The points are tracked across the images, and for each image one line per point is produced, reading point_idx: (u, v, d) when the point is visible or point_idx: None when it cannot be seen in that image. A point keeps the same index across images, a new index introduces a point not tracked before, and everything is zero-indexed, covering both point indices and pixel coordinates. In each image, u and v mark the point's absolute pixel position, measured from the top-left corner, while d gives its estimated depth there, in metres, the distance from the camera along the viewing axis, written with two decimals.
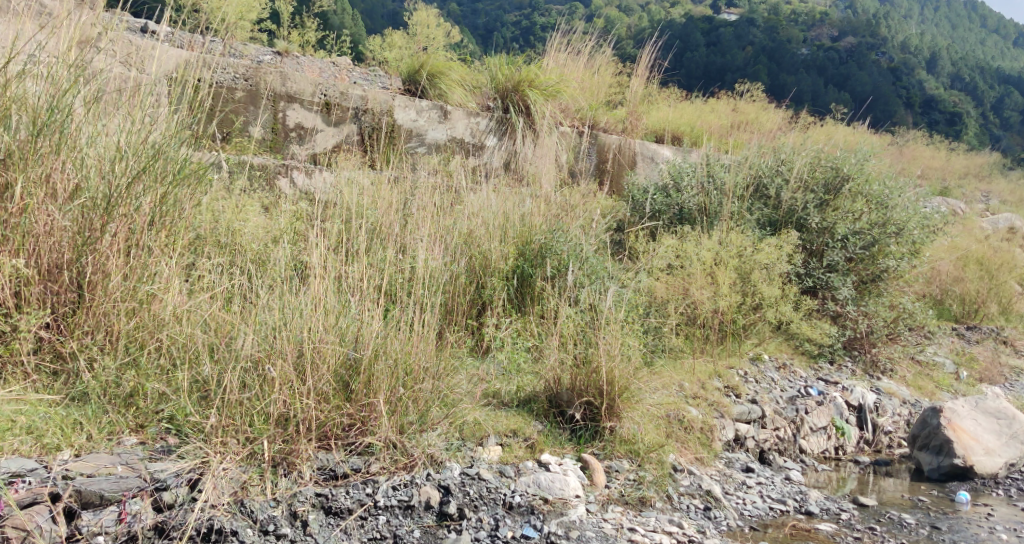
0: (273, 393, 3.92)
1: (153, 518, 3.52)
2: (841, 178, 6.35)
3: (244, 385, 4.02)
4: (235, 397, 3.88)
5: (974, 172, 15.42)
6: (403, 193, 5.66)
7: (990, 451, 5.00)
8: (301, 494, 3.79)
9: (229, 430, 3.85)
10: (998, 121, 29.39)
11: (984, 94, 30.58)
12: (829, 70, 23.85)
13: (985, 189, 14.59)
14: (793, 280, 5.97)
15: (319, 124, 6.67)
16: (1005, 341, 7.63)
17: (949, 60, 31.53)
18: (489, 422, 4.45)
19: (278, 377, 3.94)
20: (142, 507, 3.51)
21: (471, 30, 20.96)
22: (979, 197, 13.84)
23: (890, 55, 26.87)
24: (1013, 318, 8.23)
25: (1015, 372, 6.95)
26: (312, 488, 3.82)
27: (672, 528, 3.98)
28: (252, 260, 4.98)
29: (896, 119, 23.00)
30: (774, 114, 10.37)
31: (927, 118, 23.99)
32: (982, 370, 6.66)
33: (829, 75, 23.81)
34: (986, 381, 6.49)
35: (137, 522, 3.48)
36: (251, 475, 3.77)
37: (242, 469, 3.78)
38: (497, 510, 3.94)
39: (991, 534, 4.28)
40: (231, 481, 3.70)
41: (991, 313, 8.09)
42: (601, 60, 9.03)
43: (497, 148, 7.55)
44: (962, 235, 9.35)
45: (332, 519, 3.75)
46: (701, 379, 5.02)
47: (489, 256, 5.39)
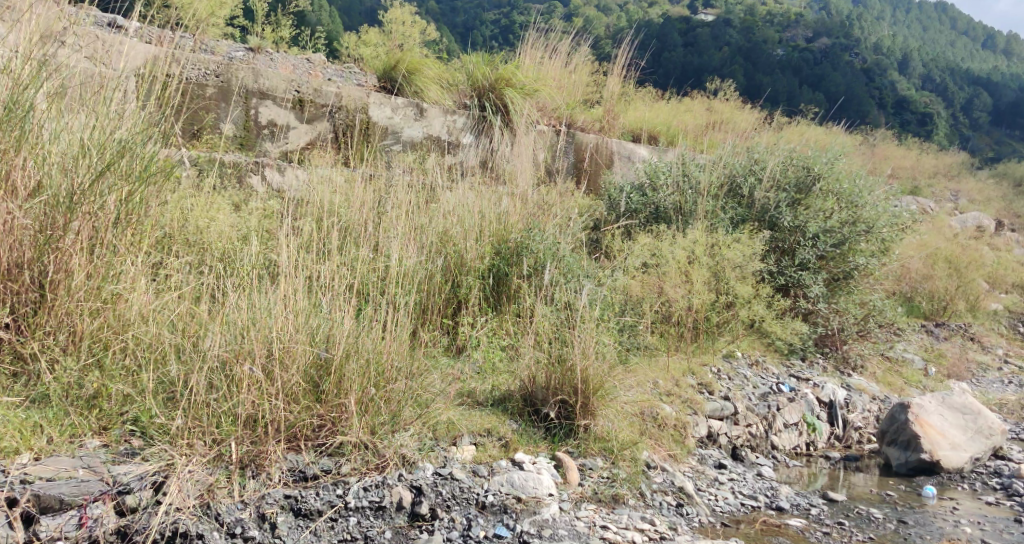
0: (241, 393, 3.87)
1: (115, 522, 3.48)
2: (812, 177, 6.45)
3: (212, 385, 3.96)
4: (202, 398, 3.82)
5: (944, 171, 15.61)
6: (378, 191, 5.60)
7: (956, 446, 5.10)
8: (269, 496, 3.75)
9: (196, 432, 3.80)
10: (965, 122, 30.00)
11: (954, 95, 31.14)
12: (804, 70, 24.47)
13: (953, 188, 14.80)
14: (766, 278, 6.04)
15: (292, 121, 6.62)
16: (972, 338, 7.83)
17: (920, 61, 32.06)
18: (463, 421, 4.42)
19: (247, 378, 3.89)
20: (104, 512, 3.47)
21: (448, 28, 20.87)
22: (948, 196, 14.12)
23: (859, 57, 27.32)
24: (980, 315, 8.39)
25: (981, 368, 7.15)
26: (281, 489, 3.79)
27: (644, 525, 4.00)
28: (221, 259, 4.91)
29: (865, 120, 23.35)
30: (748, 113, 10.47)
31: (898, 118, 24.35)
32: (949, 367, 6.80)
33: (805, 75, 24.41)
34: (953, 377, 6.65)
35: (98, 527, 3.44)
36: (218, 477, 3.72)
37: (209, 471, 3.73)
38: (469, 510, 3.92)
39: (956, 528, 4.38)
40: (197, 483, 3.64)
41: (960, 310, 8.27)
42: (577, 59, 9.04)
43: (474, 147, 7.52)
44: (933, 233, 9.53)
45: (302, 521, 3.71)
46: (675, 376, 5.04)
47: (465, 255, 5.36)
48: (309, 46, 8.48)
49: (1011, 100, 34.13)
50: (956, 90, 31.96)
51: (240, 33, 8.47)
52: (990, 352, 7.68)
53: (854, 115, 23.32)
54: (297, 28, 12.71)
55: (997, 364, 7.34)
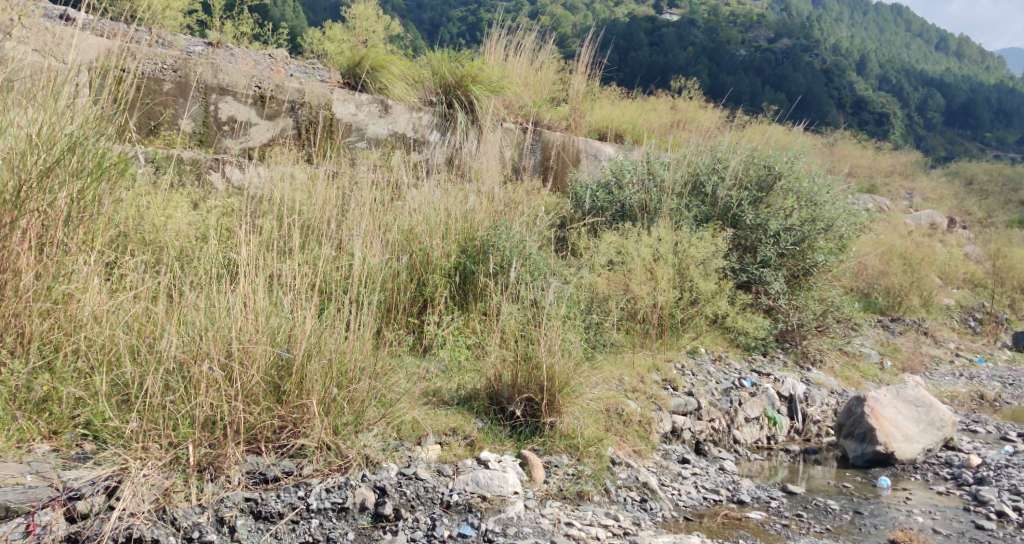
0: (198, 395, 3.81)
1: (65, 529, 3.40)
2: (773, 176, 6.55)
3: (168, 387, 3.90)
4: (157, 401, 3.77)
5: (900, 169, 15.95)
6: (342, 188, 5.54)
7: (910, 438, 5.26)
8: (228, 499, 3.71)
9: (151, 435, 3.73)
10: (919, 122, 30.71)
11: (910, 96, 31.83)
12: (766, 71, 24.85)
13: (909, 185, 15.12)
14: (728, 275, 6.13)
15: (252, 117, 6.53)
16: (926, 333, 8.06)
17: (874, 63, 32.74)
18: (428, 420, 4.40)
19: (205, 379, 3.84)
20: (53, 519, 3.40)
21: (414, 24, 20.61)
22: (904, 194, 14.48)
23: (817, 58, 27.80)
24: (932, 310, 8.65)
25: (933, 361, 7.38)
26: (241, 493, 3.74)
27: (609, 521, 4.02)
28: (179, 258, 4.81)
29: (824, 121, 23.74)
30: (711, 112, 10.59)
31: (855, 118, 24.83)
32: (903, 360, 7.00)
33: (767, 75, 24.79)
34: (907, 370, 6.85)
35: (47, 534, 3.36)
36: (175, 481, 3.66)
37: (165, 475, 3.67)
38: (434, 510, 3.91)
39: (909, 517, 4.51)
40: (153, 488, 3.59)
41: (914, 305, 8.50)
42: (543, 56, 9.04)
43: (440, 144, 7.41)
44: (889, 230, 9.77)
45: (262, 524, 3.68)
46: (640, 372, 5.10)
47: (431, 252, 5.32)
48: (271, 41, 8.32)
49: (961, 100, 35.04)
50: (908, 90, 32.74)
51: (199, 26, 8.27)
52: (942, 345, 7.93)
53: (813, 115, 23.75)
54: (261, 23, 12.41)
55: (948, 357, 7.60)
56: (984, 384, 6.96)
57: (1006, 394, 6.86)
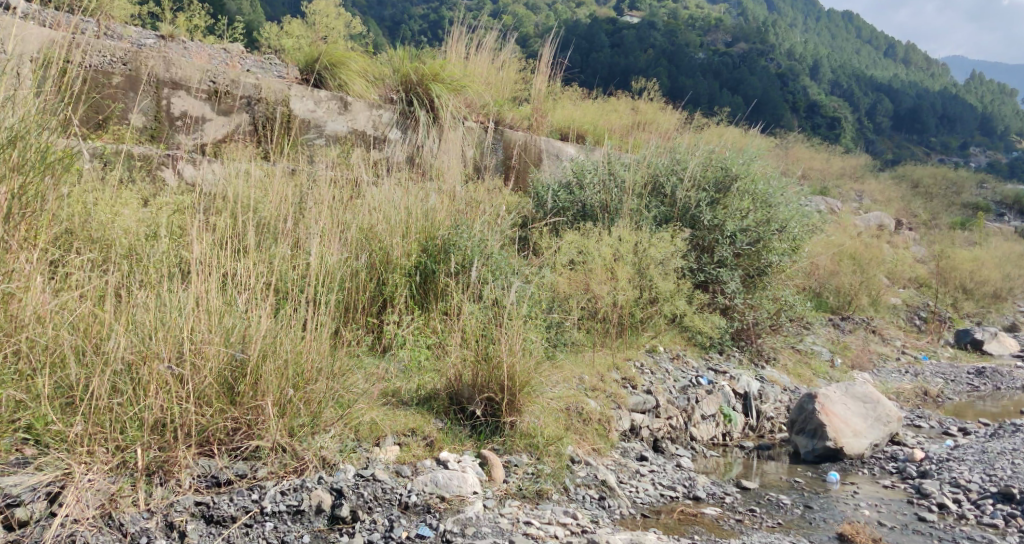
0: (148, 397, 3.74)
1: (3, 536, 3.35)
2: (730, 177, 6.66)
3: (115, 389, 3.81)
4: (104, 403, 3.69)
5: (850, 172, 16.36)
6: (299, 187, 5.46)
7: (858, 433, 5.42)
8: (178, 503, 3.65)
9: (97, 438, 3.66)
10: (869, 126, 31.51)
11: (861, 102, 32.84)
12: (723, 75, 25.45)
13: (859, 188, 15.51)
14: (686, 275, 6.22)
15: (207, 113, 6.39)
16: (874, 331, 8.31)
17: (824, 67, 33.63)
18: (387, 421, 4.37)
19: (154, 381, 3.77)
20: None
21: (375, 20, 20.37)
22: (853, 196, 14.86)
23: (770, 63, 28.38)
24: (881, 309, 8.90)
25: (881, 358, 7.62)
26: (191, 496, 3.68)
27: (567, 519, 4.04)
28: (127, 256, 4.69)
29: (779, 124, 24.20)
30: (671, 114, 10.74)
31: (807, 121, 25.35)
32: (854, 358, 7.17)
33: (724, 79, 25.48)
34: (857, 367, 7.05)
35: None
36: (122, 485, 3.61)
37: (112, 479, 3.61)
38: (392, 511, 3.89)
39: (856, 510, 4.65)
40: (98, 493, 3.53)
41: (863, 304, 8.73)
42: (504, 55, 9.03)
43: (401, 142, 7.36)
44: (840, 231, 10.03)
45: (214, 528, 3.61)
46: (600, 371, 5.14)
47: (390, 251, 5.28)
48: (226, 35, 8.14)
49: (907, 105, 36.08)
50: (856, 95, 33.64)
51: (150, 18, 8.04)
52: (890, 343, 8.17)
53: (768, 118, 24.23)
54: (219, 16, 12.11)
55: (895, 355, 7.84)
56: (928, 381, 7.21)
57: (948, 390, 7.12)
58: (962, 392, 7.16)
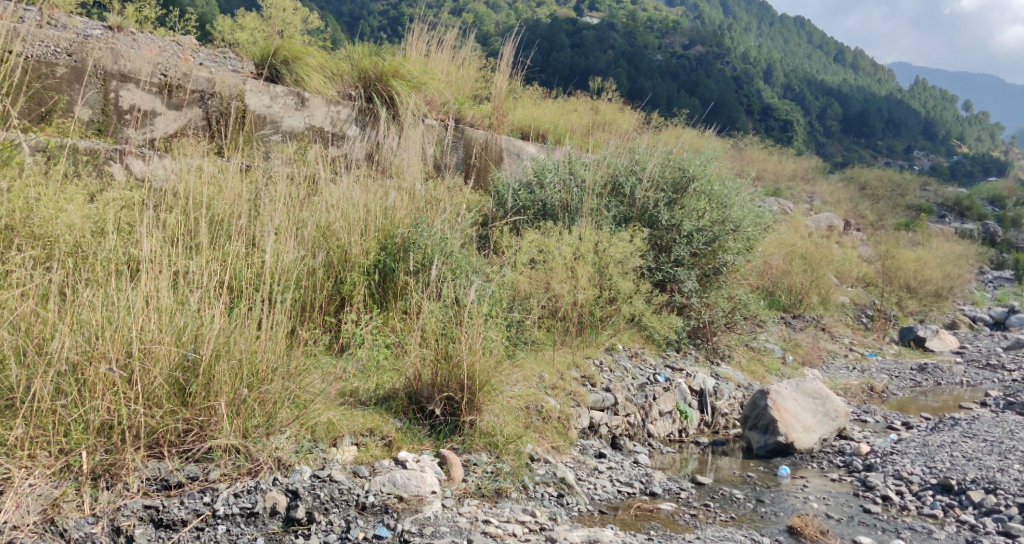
0: (94, 399, 3.66)
1: None
2: (687, 178, 6.77)
3: (59, 390, 3.73)
4: (47, 405, 3.60)
5: (802, 174, 16.70)
6: (255, 184, 5.35)
7: (807, 428, 5.56)
8: (126, 507, 3.58)
9: (39, 442, 3.58)
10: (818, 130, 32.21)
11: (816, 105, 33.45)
12: (681, 77, 25.77)
13: (809, 189, 15.87)
14: (645, 274, 6.29)
15: (158, 107, 6.23)
16: (824, 328, 8.55)
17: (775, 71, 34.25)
18: (344, 421, 4.31)
19: (101, 382, 3.68)
20: None
21: (332, 16, 20.07)
22: (805, 198, 15.20)
23: (726, 65, 28.82)
24: (830, 307, 9.15)
25: (830, 355, 7.84)
26: (140, 500, 3.62)
27: (525, 518, 4.06)
28: (73, 254, 4.54)
29: (733, 126, 24.58)
30: (630, 115, 10.84)
31: (760, 124, 25.77)
32: (803, 355, 7.42)
33: (682, 81, 25.72)
34: (807, 364, 7.25)
35: None
36: (66, 490, 3.53)
37: (55, 484, 3.53)
38: (349, 512, 3.86)
39: (805, 503, 4.77)
40: (40, 498, 3.46)
41: (813, 303, 8.94)
42: (464, 53, 8.98)
43: (359, 139, 7.27)
44: (792, 231, 10.24)
45: (163, 533, 3.58)
46: (559, 370, 5.17)
47: (348, 250, 5.22)
48: (178, 27, 7.92)
49: (856, 109, 36.96)
50: (808, 99, 34.42)
51: (98, 8, 7.78)
52: (838, 341, 8.42)
53: (723, 120, 24.58)
54: (173, 8, 11.77)
55: (843, 351, 8.09)
56: (874, 377, 7.44)
57: (892, 385, 7.36)
58: (905, 387, 7.40)
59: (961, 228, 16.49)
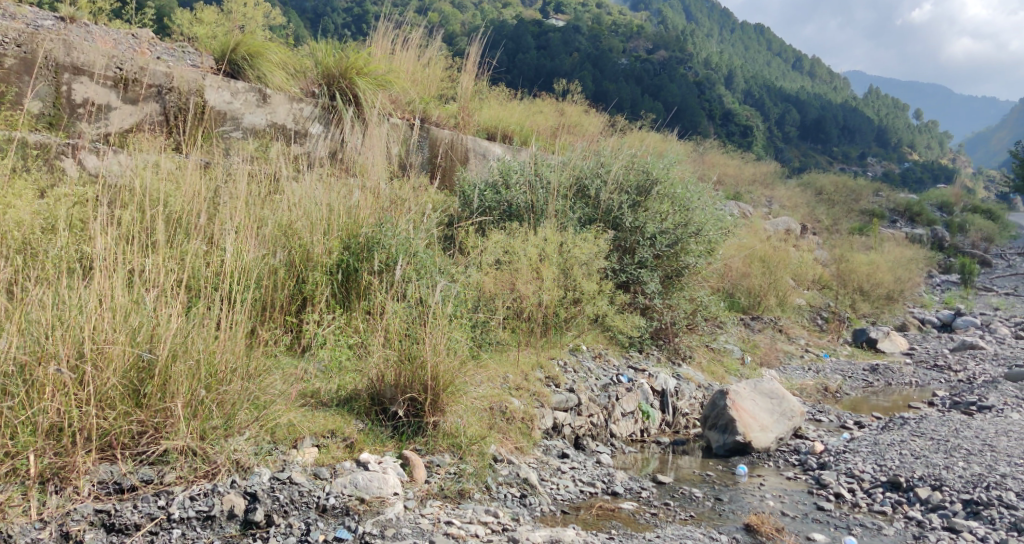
0: (44, 400, 3.57)
1: None
2: (651, 181, 6.87)
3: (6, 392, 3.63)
4: None
5: (761, 178, 16.98)
6: (216, 181, 5.25)
7: (765, 427, 5.67)
8: (76, 512, 3.51)
9: None
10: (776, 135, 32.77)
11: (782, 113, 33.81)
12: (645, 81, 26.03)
13: (768, 193, 16.14)
14: (608, 275, 6.35)
15: (113, 100, 6.10)
16: (781, 329, 8.75)
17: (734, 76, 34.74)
18: (306, 423, 4.25)
19: (51, 383, 3.60)
20: None
21: (295, 12, 19.79)
22: (764, 201, 15.45)
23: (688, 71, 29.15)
24: (787, 309, 9.33)
25: (787, 356, 8.03)
26: (91, 504, 3.55)
27: (488, 518, 4.06)
28: (23, 251, 4.41)
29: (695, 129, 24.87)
30: (596, 117, 10.90)
31: (723, 129, 26.04)
32: (761, 355, 7.57)
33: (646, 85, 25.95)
34: (765, 364, 7.41)
35: None
36: (12, 495, 3.44)
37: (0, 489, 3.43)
38: (309, 514, 3.80)
39: (762, 501, 4.86)
40: None
41: (771, 304, 9.10)
42: (430, 52, 8.93)
43: (322, 136, 7.18)
44: (751, 233, 10.41)
45: (115, 537, 3.49)
46: (524, 371, 5.18)
47: (311, 249, 5.16)
48: (134, 20, 7.72)
49: (812, 116, 37.68)
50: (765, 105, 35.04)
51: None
52: (794, 342, 8.60)
53: (685, 124, 24.85)
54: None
55: (800, 352, 8.30)
56: (828, 377, 7.62)
57: (845, 385, 7.55)
58: (857, 387, 7.59)
59: (912, 232, 16.93)
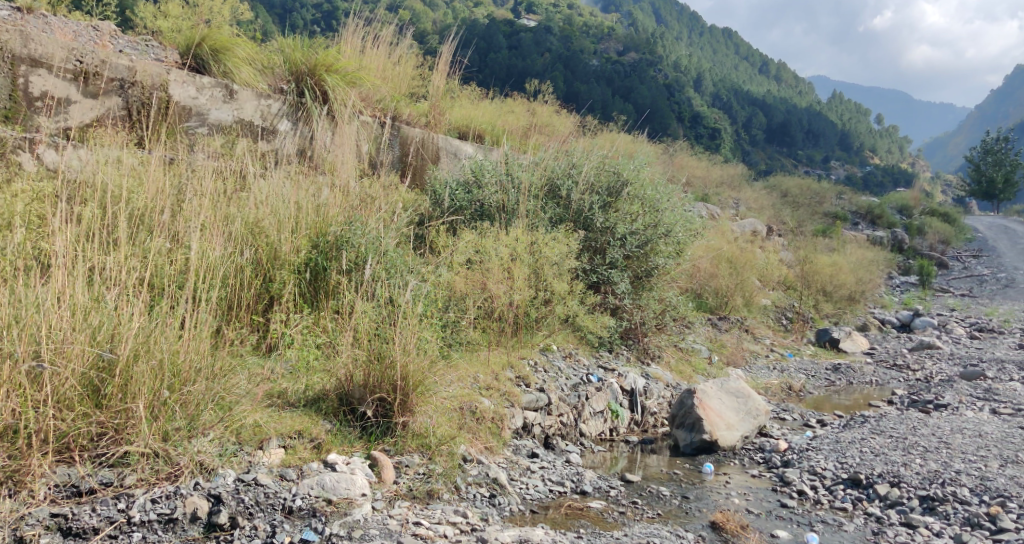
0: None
1: None
2: (621, 182, 6.91)
3: None
4: None
5: (728, 180, 17.17)
6: (182, 178, 5.16)
7: (731, 426, 5.75)
8: (32, 516, 3.42)
9: None
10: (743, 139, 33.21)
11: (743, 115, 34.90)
12: (615, 82, 26.48)
13: (736, 195, 16.31)
14: (579, 275, 6.37)
15: (72, 94, 5.96)
16: (747, 329, 8.88)
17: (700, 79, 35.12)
18: (272, 423, 4.19)
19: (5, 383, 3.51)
20: None
21: (264, 7, 19.50)
22: (732, 203, 15.61)
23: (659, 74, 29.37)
24: (753, 309, 9.46)
25: (753, 355, 8.14)
26: (47, 508, 3.46)
27: (457, 518, 4.04)
28: None
29: (664, 131, 25.05)
30: (568, 117, 10.92)
31: (694, 132, 26.28)
32: (728, 355, 7.67)
33: (616, 86, 26.53)
34: (731, 364, 7.51)
35: None
36: None
37: None
38: (275, 516, 3.74)
39: (727, 499, 4.92)
40: None
41: (738, 305, 9.22)
42: (401, 50, 8.87)
43: (291, 134, 7.09)
44: (719, 234, 10.52)
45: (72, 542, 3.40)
46: (494, 370, 5.18)
47: (279, 247, 5.08)
48: (95, 11, 7.54)
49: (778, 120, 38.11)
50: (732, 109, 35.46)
51: None
52: (759, 342, 8.73)
53: (657, 126, 25.01)
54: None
55: (765, 352, 8.42)
56: (793, 376, 7.74)
57: (809, 385, 7.68)
58: (820, 386, 7.73)
59: (873, 234, 17.26)
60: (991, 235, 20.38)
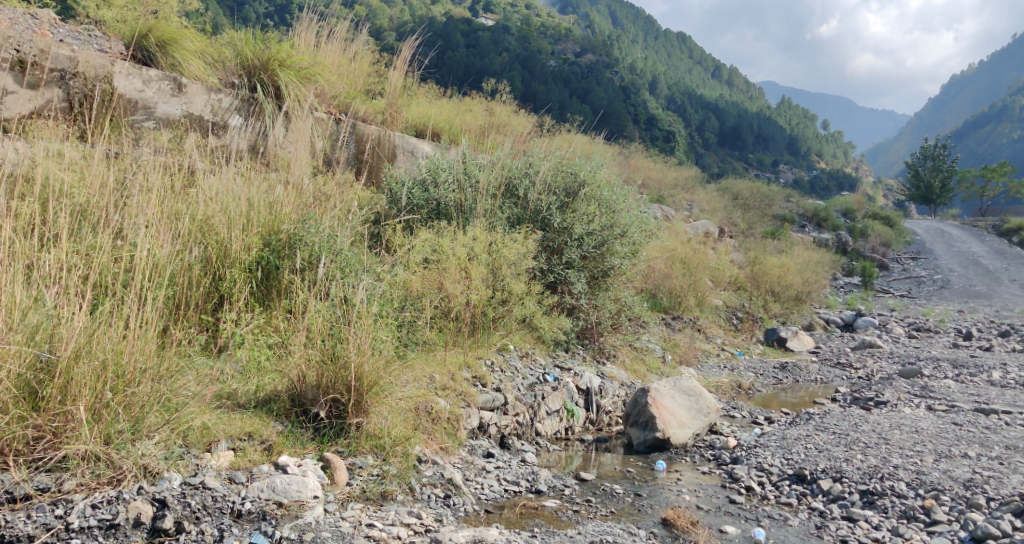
0: None
1: None
2: (578, 183, 6.93)
3: None
4: None
5: (682, 181, 17.40)
6: (128, 173, 5.00)
7: (683, 424, 5.82)
8: None
9: None
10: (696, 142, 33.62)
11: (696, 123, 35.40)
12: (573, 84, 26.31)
13: (689, 196, 16.55)
14: (536, 276, 6.38)
15: (9, 84, 5.74)
16: (699, 329, 9.02)
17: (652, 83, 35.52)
18: (221, 425, 4.07)
19: None
20: None
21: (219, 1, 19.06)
22: (686, 205, 15.85)
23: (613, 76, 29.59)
24: (704, 309, 9.62)
25: (705, 354, 8.28)
26: None
27: (410, 520, 4.00)
28: None
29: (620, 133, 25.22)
30: (525, 118, 10.94)
31: (649, 134, 26.57)
32: (681, 354, 7.78)
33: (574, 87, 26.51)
34: (684, 362, 7.62)
35: None
36: None
37: None
38: (223, 520, 3.65)
39: (679, 496, 4.98)
40: None
41: (690, 305, 9.35)
42: (356, 46, 8.76)
43: (242, 128, 6.90)
44: (673, 234, 10.66)
45: None
46: (450, 370, 5.15)
47: (229, 245, 4.96)
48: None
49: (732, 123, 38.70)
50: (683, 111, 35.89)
51: None
52: (711, 342, 8.88)
53: (613, 128, 25.18)
54: None
55: (717, 351, 8.58)
56: (742, 375, 7.89)
57: (758, 383, 7.84)
58: (769, 384, 7.89)
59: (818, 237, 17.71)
60: (928, 238, 21.09)
